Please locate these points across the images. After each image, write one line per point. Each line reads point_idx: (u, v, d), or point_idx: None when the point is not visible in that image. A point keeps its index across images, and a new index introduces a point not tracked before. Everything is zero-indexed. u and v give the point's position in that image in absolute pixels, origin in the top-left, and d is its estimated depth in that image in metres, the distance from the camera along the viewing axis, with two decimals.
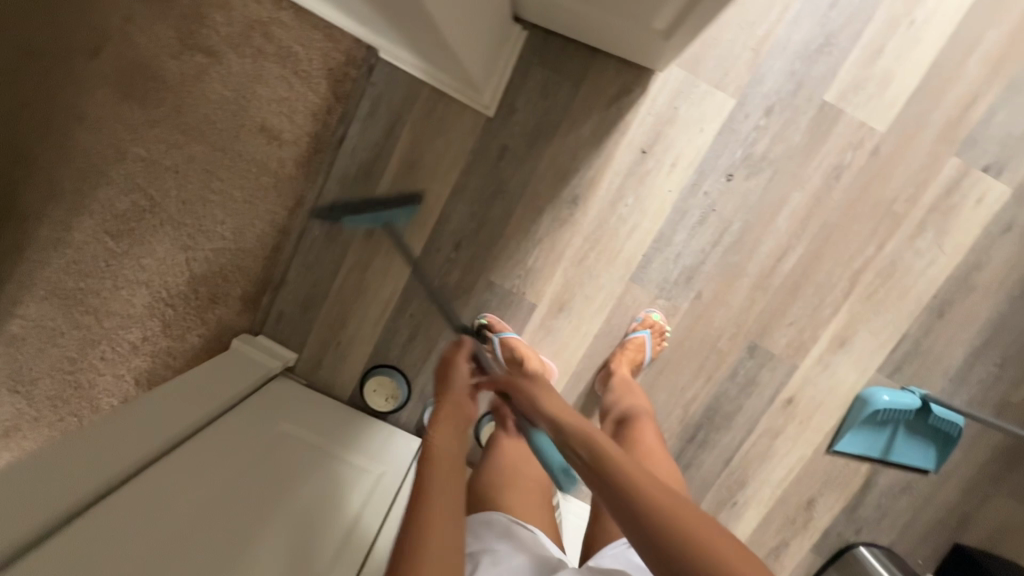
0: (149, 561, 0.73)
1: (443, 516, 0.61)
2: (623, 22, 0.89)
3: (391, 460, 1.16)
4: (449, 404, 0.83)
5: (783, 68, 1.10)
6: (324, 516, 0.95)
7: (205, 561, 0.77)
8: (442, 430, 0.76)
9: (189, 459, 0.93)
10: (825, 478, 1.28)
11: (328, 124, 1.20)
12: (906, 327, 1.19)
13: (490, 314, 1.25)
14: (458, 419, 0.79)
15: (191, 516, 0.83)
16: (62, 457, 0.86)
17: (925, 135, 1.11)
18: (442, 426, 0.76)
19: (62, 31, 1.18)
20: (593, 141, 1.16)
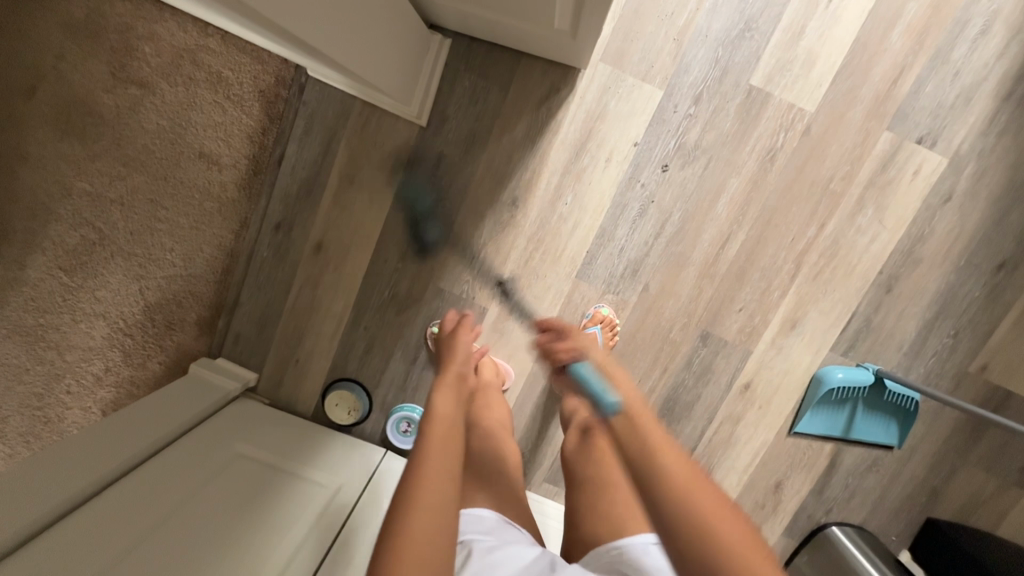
0: (110, 566, 0.77)
1: (437, 478, 0.60)
2: (530, 23, 0.91)
3: (351, 474, 1.16)
4: (453, 373, 0.81)
5: (706, 56, 1.11)
6: (288, 517, 0.99)
7: (166, 562, 0.81)
8: (441, 397, 0.74)
9: (152, 472, 0.96)
10: (790, 460, 1.28)
11: (265, 145, 1.23)
12: (856, 304, 1.19)
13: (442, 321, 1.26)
14: (461, 389, 0.79)
15: (156, 522, 0.87)
16: (32, 470, 0.89)
17: (855, 112, 1.12)
18: (442, 391, 0.75)
19: None
20: (526, 143, 1.17)
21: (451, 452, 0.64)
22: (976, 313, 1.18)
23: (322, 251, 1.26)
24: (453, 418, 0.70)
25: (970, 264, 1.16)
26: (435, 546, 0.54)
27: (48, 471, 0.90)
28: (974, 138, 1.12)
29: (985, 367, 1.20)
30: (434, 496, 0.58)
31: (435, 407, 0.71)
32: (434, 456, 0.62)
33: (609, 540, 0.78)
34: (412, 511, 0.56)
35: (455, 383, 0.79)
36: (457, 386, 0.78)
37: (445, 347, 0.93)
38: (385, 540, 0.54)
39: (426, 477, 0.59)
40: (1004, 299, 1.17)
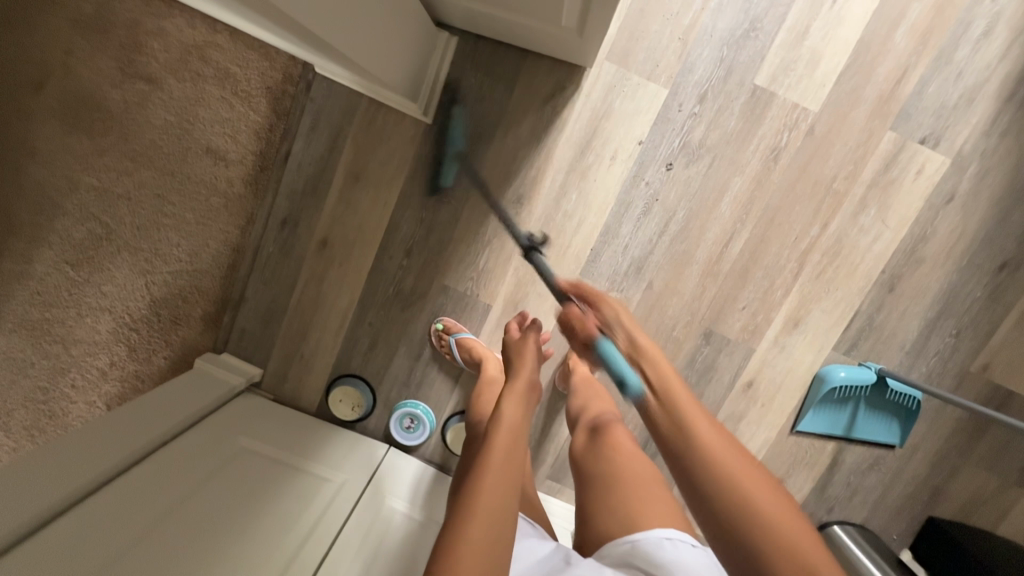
0: (113, 563, 0.77)
1: (497, 485, 0.66)
2: (537, 21, 0.92)
3: (356, 471, 1.16)
4: (522, 383, 0.88)
5: (711, 55, 1.12)
6: (291, 514, 0.99)
7: (169, 559, 0.81)
8: (508, 407, 0.81)
9: (154, 468, 0.96)
10: (792, 459, 1.28)
11: (272, 141, 1.23)
12: (858, 303, 1.20)
13: (446, 318, 1.27)
14: (527, 400, 0.86)
15: (160, 518, 0.87)
16: (40, 465, 0.89)
17: (858, 111, 1.13)
18: (510, 402, 0.82)
19: (5, 70, 1.21)
20: (531, 140, 1.18)
21: (513, 464, 0.70)
22: (979, 312, 1.19)
23: (327, 247, 1.27)
24: (520, 429, 0.77)
25: (973, 263, 1.17)
26: (490, 544, 0.60)
27: (69, 458, 0.92)
28: (976, 139, 1.13)
29: (987, 366, 1.21)
30: (495, 501, 0.64)
31: (502, 419, 0.78)
32: (498, 466, 0.69)
33: (624, 534, 0.75)
34: (472, 512, 0.63)
35: (523, 395, 0.85)
36: (524, 398, 0.85)
37: (513, 351, 0.98)
38: (447, 535, 0.61)
39: (489, 483, 0.66)
40: (1006, 299, 1.18)
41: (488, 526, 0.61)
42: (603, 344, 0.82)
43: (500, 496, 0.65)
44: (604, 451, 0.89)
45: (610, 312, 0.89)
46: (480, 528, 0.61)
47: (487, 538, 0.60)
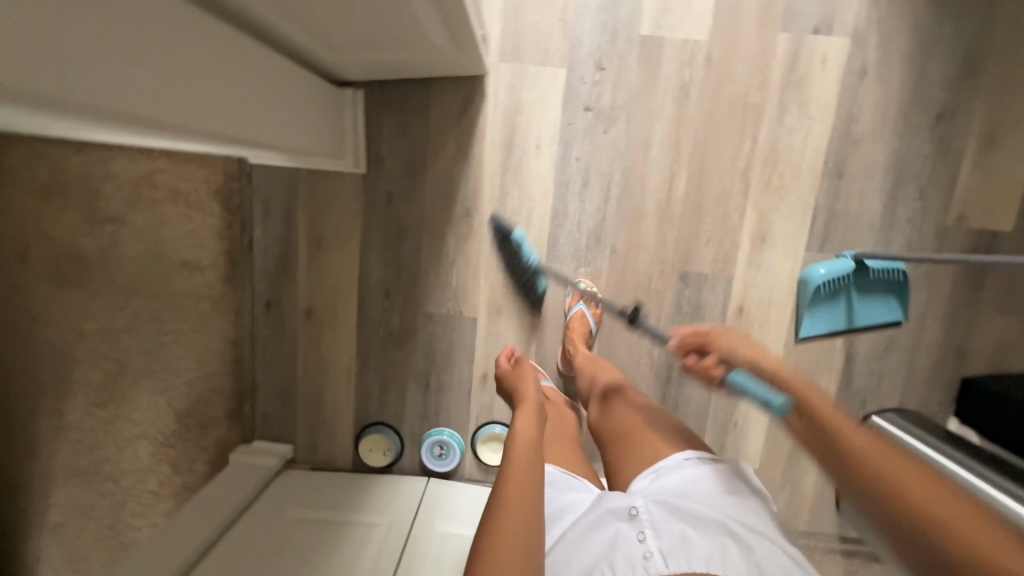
0: None
1: (520, 494, 0.67)
2: (415, 47, 1.01)
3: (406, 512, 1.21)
4: (532, 400, 0.91)
5: (593, 24, 1.18)
6: (349, 563, 1.03)
7: None
8: (522, 418, 0.83)
9: (212, 564, 1.01)
10: (807, 366, 1.30)
11: (235, 236, 1.33)
12: (814, 200, 1.22)
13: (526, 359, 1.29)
14: (539, 413, 0.88)
15: None
16: None
17: (746, 25, 1.17)
18: (523, 415, 0.84)
19: None
20: (460, 156, 1.25)
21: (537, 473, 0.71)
22: (933, 169, 1.20)
23: (313, 314, 1.35)
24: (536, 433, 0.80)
25: (909, 125, 1.18)
26: (523, 538, 0.62)
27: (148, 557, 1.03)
28: (867, 11, 1.15)
29: (962, 216, 1.21)
30: (522, 501, 0.66)
31: (517, 428, 0.80)
32: (521, 469, 0.71)
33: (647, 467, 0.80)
34: (502, 516, 0.64)
35: (535, 410, 0.88)
36: (536, 410, 0.87)
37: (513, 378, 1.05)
38: (477, 546, 0.62)
39: (513, 486, 0.68)
40: (955, 147, 1.19)
41: (517, 524, 0.63)
42: (734, 375, 0.87)
43: (525, 501, 0.66)
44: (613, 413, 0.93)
45: (720, 341, 0.91)
46: (511, 534, 0.62)
47: (516, 530, 0.62)
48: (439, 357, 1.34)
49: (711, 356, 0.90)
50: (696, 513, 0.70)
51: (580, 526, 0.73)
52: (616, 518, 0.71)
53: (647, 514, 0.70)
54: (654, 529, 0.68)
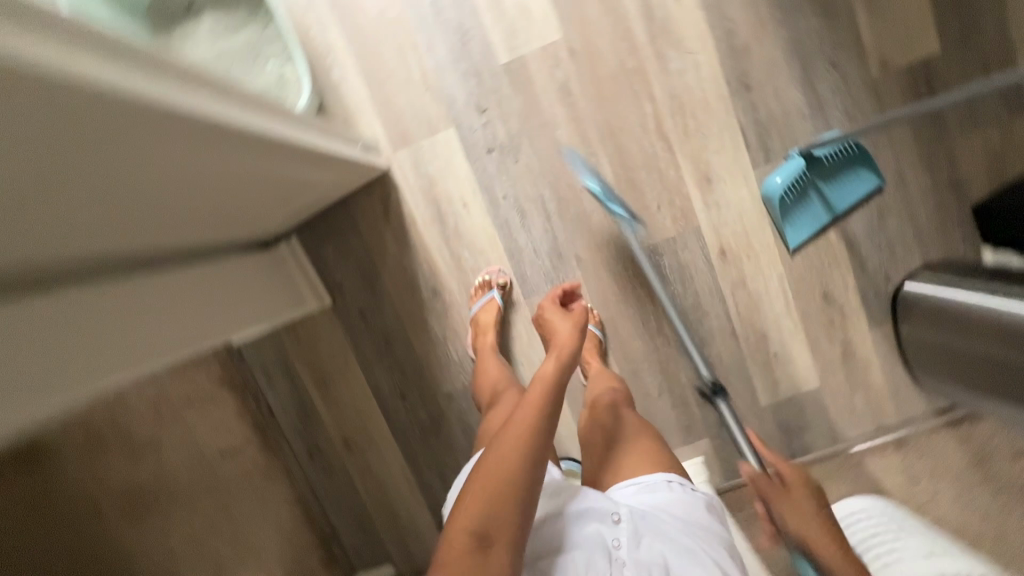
0: None
1: (520, 429, 0.76)
2: (306, 191, 1.08)
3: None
4: (570, 338, 0.94)
5: (457, 77, 1.22)
6: None
7: None
8: (550, 360, 0.89)
9: None
10: (813, 270, 1.28)
11: (249, 405, 1.32)
12: (736, 122, 1.21)
13: (490, 267, 1.29)
14: (571, 353, 0.92)
15: None
16: None
17: (591, 5, 1.18)
18: (553, 356, 0.91)
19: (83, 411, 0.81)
20: (404, 247, 1.29)
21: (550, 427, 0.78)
22: (832, 36, 1.17)
23: (352, 442, 1.41)
24: (559, 376, 0.86)
25: (786, 10, 1.16)
26: (520, 453, 0.73)
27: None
28: None
29: (885, 62, 1.17)
30: (521, 432, 0.75)
31: (543, 370, 0.87)
32: (529, 407, 0.80)
33: (628, 478, 0.90)
34: (501, 443, 0.74)
35: (572, 349, 0.92)
36: (566, 351, 0.92)
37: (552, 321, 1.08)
38: (477, 468, 0.73)
39: (517, 421, 0.77)
40: (840, 6, 1.16)
41: (510, 451, 0.73)
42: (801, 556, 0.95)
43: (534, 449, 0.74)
44: (599, 427, 1.01)
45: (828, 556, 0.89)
46: (504, 459, 0.72)
47: (512, 466, 0.72)
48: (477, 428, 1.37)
49: (779, 514, 0.97)
50: (669, 536, 0.80)
51: (572, 517, 0.79)
52: (599, 518, 0.80)
53: (628, 524, 0.79)
54: (630, 543, 0.78)
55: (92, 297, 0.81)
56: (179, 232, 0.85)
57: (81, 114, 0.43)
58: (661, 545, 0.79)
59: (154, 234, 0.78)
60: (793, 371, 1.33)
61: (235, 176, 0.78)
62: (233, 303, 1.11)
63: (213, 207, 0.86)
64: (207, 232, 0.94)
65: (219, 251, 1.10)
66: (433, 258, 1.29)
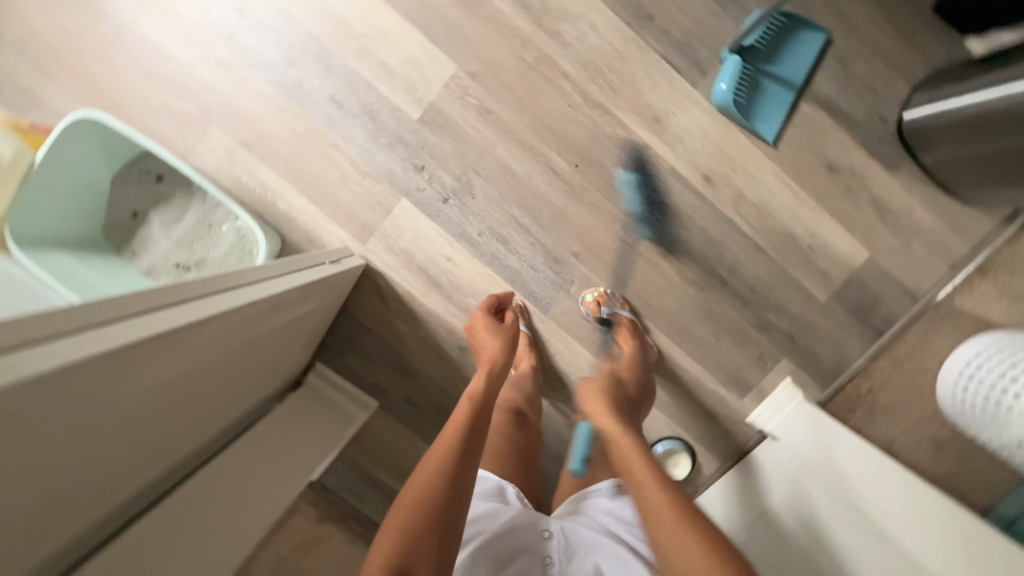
0: None
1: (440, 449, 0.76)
2: (302, 323, 1.12)
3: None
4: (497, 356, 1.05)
5: (383, 150, 1.22)
6: None
7: None
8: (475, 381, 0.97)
9: None
10: (805, 150, 1.20)
11: (358, 527, 1.33)
12: (656, 55, 1.17)
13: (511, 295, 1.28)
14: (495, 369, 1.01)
15: None
16: None
17: (468, 22, 1.17)
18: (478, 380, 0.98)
19: None
20: (415, 323, 1.30)
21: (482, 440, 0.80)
22: None
23: None
24: (480, 393, 0.92)
25: None
26: (434, 469, 0.72)
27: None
28: None
29: None
30: (439, 451, 0.75)
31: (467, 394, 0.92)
32: (449, 429, 0.81)
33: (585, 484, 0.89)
34: (420, 467, 0.74)
35: (494, 371, 1.00)
36: (489, 368, 1.00)
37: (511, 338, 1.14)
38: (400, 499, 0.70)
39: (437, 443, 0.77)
40: None
41: (428, 471, 0.72)
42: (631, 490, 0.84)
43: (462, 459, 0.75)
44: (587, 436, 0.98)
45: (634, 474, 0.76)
46: (420, 481, 0.70)
47: (427, 483, 0.70)
48: (564, 456, 1.33)
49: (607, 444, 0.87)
50: (601, 544, 0.83)
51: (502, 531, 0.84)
52: (529, 535, 0.84)
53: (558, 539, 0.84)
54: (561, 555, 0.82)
55: (180, 509, 0.85)
56: (212, 417, 0.93)
57: (31, 394, 0.50)
58: (597, 551, 0.83)
59: (179, 437, 0.84)
60: (836, 252, 1.25)
61: (215, 354, 0.83)
62: (293, 449, 1.13)
63: (227, 383, 0.93)
64: (239, 402, 1.02)
65: (267, 409, 1.18)
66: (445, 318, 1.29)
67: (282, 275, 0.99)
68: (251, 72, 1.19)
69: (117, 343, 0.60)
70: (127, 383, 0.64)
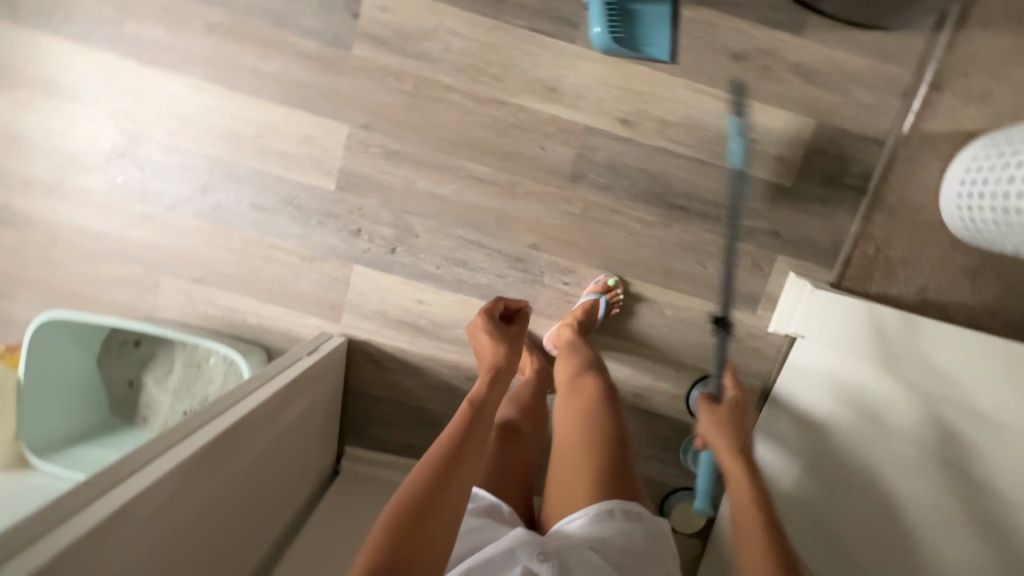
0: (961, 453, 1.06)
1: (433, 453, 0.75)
2: (308, 419, 1.14)
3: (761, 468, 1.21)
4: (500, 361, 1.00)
5: (318, 230, 1.24)
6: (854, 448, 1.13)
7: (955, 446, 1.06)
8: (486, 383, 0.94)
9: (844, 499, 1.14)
10: (706, 51, 1.16)
11: None
12: (524, 30, 1.16)
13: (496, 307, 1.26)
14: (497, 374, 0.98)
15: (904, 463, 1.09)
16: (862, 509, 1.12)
17: (340, 82, 1.18)
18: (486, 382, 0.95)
19: None
20: (417, 373, 1.30)
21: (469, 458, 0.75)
22: None
23: None
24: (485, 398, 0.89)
25: None
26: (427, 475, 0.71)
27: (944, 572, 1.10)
28: None
29: None
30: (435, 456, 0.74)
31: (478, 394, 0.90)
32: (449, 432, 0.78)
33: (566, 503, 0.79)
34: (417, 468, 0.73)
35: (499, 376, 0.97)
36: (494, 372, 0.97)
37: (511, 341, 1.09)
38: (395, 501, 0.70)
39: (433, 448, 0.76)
40: None
41: (422, 474, 0.71)
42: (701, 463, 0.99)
43: (445, 482, 0.71)
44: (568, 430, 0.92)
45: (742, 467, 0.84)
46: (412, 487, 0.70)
47: (417, 489, 0.69)
48: None
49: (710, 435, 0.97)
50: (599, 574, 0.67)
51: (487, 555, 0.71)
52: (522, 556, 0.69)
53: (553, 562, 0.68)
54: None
55: None
56: (247, 542, 0.95)
57: None
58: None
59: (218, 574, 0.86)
60: (782, 133, 1.19)
61: (221, 489, 0.85)
62: (349, 533, 1.13)
63: (251, 501, 0.95)
64: (272, 514, 1.03)
65: (309, 512, 1.20)
66: (442, 356, 1.29)
67: (267, 385, 1.01)
68: (173, 214, 1.23)
69: (91, 524, 0.62)
70: (128, 554, 0.67)
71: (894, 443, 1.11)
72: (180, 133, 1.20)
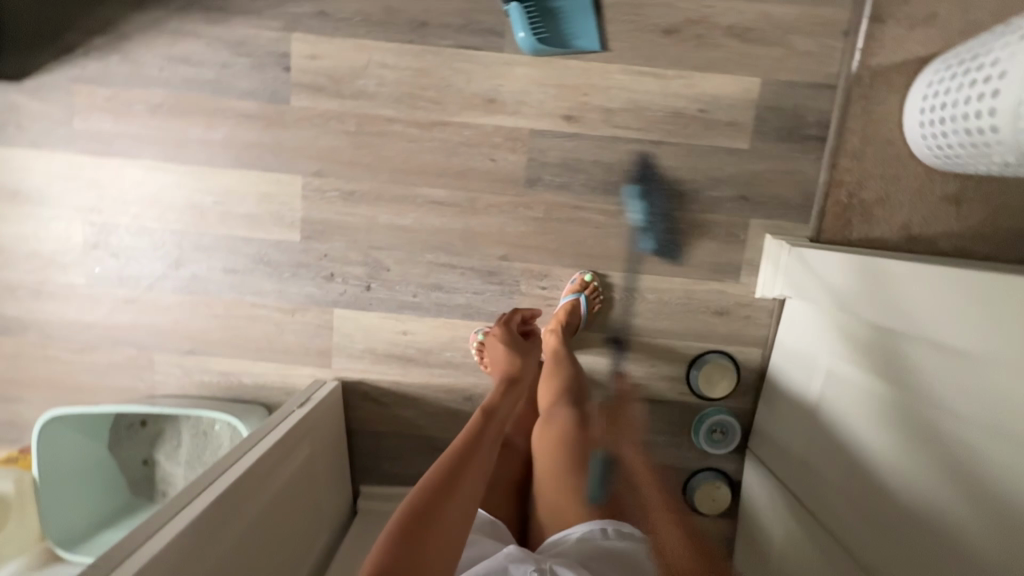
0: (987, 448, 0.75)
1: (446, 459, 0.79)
2: (311, 468, 1.14)
3: (766, 438, 1.23)
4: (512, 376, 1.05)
5: (293, 282, 1.26)
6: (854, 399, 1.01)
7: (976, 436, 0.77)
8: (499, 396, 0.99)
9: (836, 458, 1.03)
10: (636, 33, 1.15)
11: None
12: (452, 49, 1.16)
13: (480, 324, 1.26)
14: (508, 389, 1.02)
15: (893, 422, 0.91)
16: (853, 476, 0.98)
17: (285, 135, 1.20)
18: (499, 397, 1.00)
19: None
20: (416, 402, 1.31)
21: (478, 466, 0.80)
22: None
23: None
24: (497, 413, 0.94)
25: None
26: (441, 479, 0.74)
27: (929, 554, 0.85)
28: (266, 16, 1.16)
29: None
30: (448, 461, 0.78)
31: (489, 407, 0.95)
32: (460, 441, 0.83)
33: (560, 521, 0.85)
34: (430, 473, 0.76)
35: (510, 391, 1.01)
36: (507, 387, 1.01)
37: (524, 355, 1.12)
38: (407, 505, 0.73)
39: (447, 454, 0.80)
40: None
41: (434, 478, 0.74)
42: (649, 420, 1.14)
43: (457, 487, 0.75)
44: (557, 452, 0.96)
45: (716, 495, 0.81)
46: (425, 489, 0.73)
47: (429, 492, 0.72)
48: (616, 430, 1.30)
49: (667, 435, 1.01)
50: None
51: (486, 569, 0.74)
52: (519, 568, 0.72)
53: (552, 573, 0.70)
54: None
55: None
56: None
57: None
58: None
59: None
60: (730, 98, 1.17)
61: (239, 544, 0.88)
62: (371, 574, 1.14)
63: (264, 560, 0.95)
64: (290, 568, 1.03)
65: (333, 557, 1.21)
66: (437, 381, 1.30)
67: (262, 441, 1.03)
68: (153, 293, 1.27)
69: None
70: None
71: (905, 393, 0.89)
72: (145, 214, 1.23)
